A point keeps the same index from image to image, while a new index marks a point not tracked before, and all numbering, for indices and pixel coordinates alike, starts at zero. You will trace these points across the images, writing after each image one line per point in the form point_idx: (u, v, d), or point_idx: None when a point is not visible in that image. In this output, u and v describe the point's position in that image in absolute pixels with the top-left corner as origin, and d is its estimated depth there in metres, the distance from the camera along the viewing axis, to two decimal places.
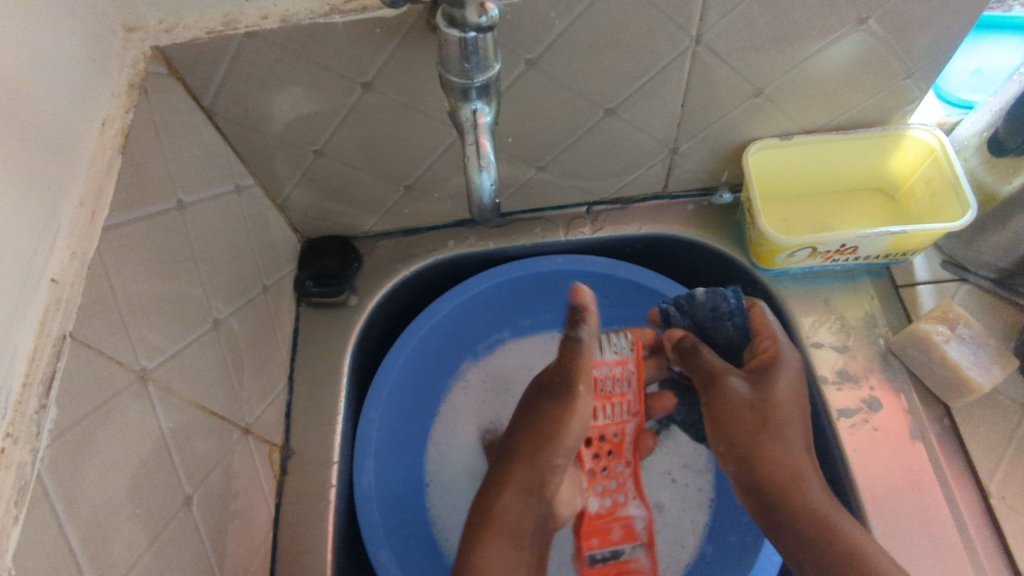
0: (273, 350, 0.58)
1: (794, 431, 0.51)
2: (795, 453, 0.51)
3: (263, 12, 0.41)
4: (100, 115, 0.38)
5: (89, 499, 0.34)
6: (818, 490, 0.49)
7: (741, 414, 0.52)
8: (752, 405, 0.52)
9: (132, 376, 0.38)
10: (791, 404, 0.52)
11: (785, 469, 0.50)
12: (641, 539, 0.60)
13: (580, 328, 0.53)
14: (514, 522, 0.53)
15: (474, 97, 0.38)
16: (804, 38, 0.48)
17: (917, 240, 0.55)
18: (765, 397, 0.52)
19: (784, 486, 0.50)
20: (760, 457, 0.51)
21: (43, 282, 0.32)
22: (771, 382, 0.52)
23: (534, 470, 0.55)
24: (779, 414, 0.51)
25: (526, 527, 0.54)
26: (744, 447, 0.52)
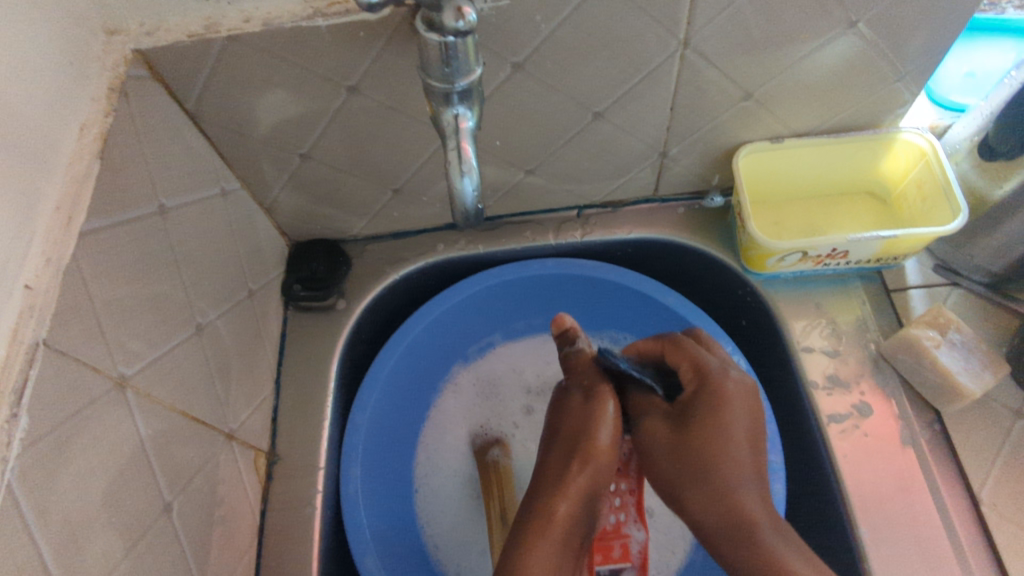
0: (259, 355, 0.57)
1: (727, 468, 0.44)
2: (732, 491, 0.43)
3: (245, 15, 0.40)
4: (79, 118, 0.37)
5: (63, 509, 0.33)
6: (763, 529, 0.42)
7: (666, 460, 0.47)
8: (672, 447, 0.46)
9: (110, 383, 0.38)
10: (720, 433, 0.45)
11: (716, 506, 0.43)
12: (633, 561, 0.56)
13: (577, 342, 0.56)
14: (565, 531, 0.46)
15: (455, 101, 0.37)
16: (792, 41, 0.47)
17: (908, 244, 0.55)
18: (686, 441, 0.45)
19: (736, 529, 0.42)
20: (691, 494, 0.45)
21: (16, 289, 0.32)
22: (693, 425, 0.46)
23: (589, 472, 0.48)
24: (704, 449, 0.45)
25: (574, 544, 0.47)
26: (679, 485, 0.46)
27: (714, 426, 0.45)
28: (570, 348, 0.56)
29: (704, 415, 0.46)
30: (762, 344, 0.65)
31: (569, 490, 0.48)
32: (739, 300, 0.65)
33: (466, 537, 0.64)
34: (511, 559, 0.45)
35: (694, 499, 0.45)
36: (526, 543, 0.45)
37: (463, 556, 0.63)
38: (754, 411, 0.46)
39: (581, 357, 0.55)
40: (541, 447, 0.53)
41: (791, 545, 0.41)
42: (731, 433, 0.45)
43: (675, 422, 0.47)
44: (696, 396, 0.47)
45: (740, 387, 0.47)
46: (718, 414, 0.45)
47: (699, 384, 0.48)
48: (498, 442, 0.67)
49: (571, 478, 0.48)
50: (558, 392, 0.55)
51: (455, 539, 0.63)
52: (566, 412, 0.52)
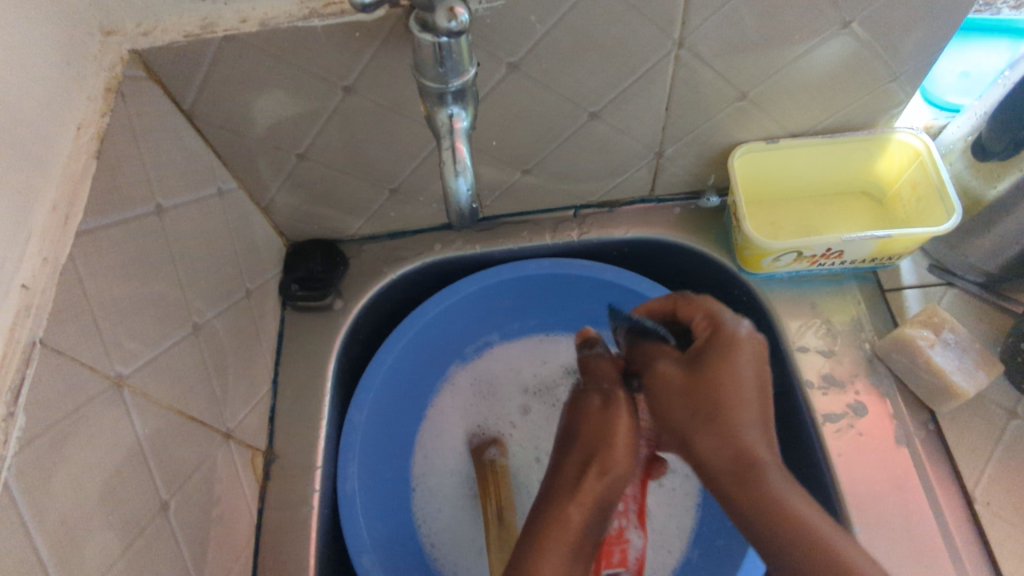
0: (256, 354, 0.58)
1: (735, 410, 0.42)
2: (740, 434, 0.41)
3: (242, 15, 0.41)
4: (76, 118, 0.37)
5: (60, 507, 0.33)
6: (770, 470, 0.40)
7: (675, 400, 0.44)
8: (684, 390, 0.44)
9: (107, 382, 0.38)
10: (731, 375, 0.43)
11: (727, 450, 0.41)
12: (630, 567, 0.55)
13: (597, 346, 0.55)
14: (578, 540, 0.44)
15: (450, 102, 0.38)
16: (787, 42, 0.47)
17: (902, 244, 0.55)
18: (699, 382, 0.43)
19: (742, 473, 0.40)
20: (701, 441, 0.42)
21: (14, 287, 0.32)
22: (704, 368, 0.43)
23: (604, 480, 0.46)
24: (716, 391, 0.42)
25: (587, 554, 0.44)
26: (688, 428, 0.43)
27: (725, 368, 0.43)
28: (588, 351, 0.55)
29: (716, 357, 0.44)
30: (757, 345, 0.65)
31: (583, 497, 0.45)
32: (735, 301, 0.65)
33: (462, 536, 0.64)
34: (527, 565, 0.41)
35: (704, 444, 0.42)
36: (540, 549, 0.42)
37: (460, 555, 0.63)
38: (762, 356, 0.44)
39: (602, 361, 0.53)
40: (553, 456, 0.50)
41: (797, 492, 0.39)
42: (741, 374, 0.43)
43: (686, 365, 0.45)
44: (709, 342, 0.45)
45: (750, 335, 0.45)
46: (731, 360, 0.43)
47: (711, 331, 0.46)
48: (494, 442, 0.66)
49: (584, 486, 0.46)
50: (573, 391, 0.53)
51: (452, 539, 0.63)
52: (582, 416, 0.50)
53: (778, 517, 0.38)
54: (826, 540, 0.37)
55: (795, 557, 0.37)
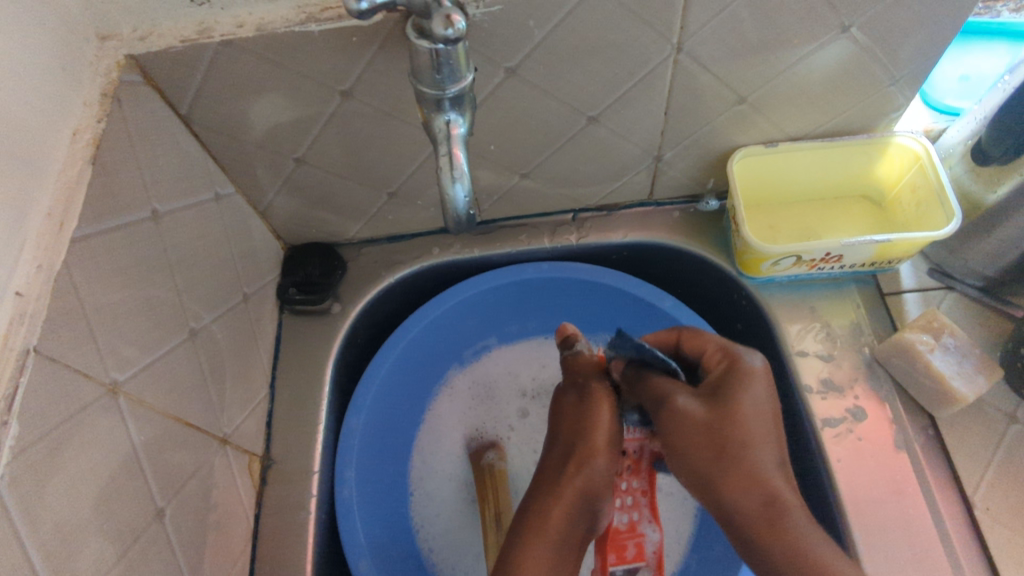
0: (253, 359, 0.57)
1: (756, 446, 0.42)
2: (765, 476, 0.42)
3: (238, 20, 0.40)
4: (71, 125, 0.37)
5: (54, 516, 0.33)
6: (794, 512, 0.41)
7: (692, 439, 0.44)
8: (708, 429, 0.43)
9: (102, 389, 0.38)
10: (745, 416, 0.43)
11: (757, 492, 0.41)
12: (648, 562, 0.54)
13: (577, 344, 0.57)
14: (559, 536, 0.47)
15: (447, 108, 0.37)
16: (786, 46, 0.47)
17: (902, 249, 0.55)
18: (722, 418, 0.43)
19: (768, 521, 0.41)
20: (731, 486, 0.42)
21: (7, 295, 0.32)
22: (724, 402, 0.44)
23: (586, 475, 0.48)
24: (739, 427, 0.42)
25: (571, 550, 0.47)
26: (714, 471, 0.43)
27: (744, 401, 0.43)
28: (568, 352, 0.56)
29: (730, 392, 0.44)
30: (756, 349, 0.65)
31: (567, 491, 0.48)
32: (734, 304, 0.65)
33: (461, 540, 0.64)
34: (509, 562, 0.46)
35: (730, 483, 0.42)
36: (521, 546, 0.46)
37: (459, 559, 0.63)
38: (773, 389, 0.45)
39: (581, 360, 0.56)
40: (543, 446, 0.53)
41: (822, 537, 0.40)
42: (759, 409, 0.43)
43: (706, 399, 0.44)
44: (725, 377, 0.45)
45: (763, 371, 0.46)
46: (750, 395, 0.44)
47: (727, 364, 0.46)
48: (492, 445, 0.66)
49: (568, 480, 0.48)
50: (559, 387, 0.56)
51: (450, 543, 0.63)
52: (566, 413, 0.52)
53: (802, 562, 0.39)
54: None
55: None
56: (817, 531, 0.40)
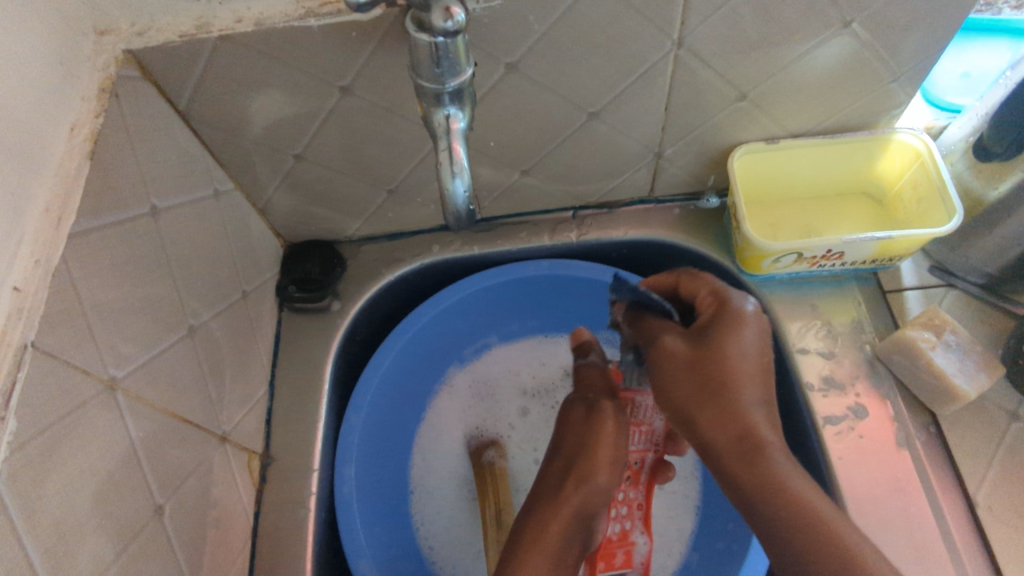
0: (252, 356, 0.57)
1: (743, 385, 0.42)
2: (746, 412, 0.42)
3: (237, 15, 0.40)
4: (68, 119, 0.37)
5: (52, 512, 0.33)
6: (776, 454, 0.41)
7: (680, 375, 0.44)
8: (688, 363, 0.44)
9: (100, 385, 0.37)
10: (734, 354, 0.42)
11: (733, 425, 0.42)
12: (635, 567, 0.59)
13: (589, 355, 0.57)
14: (558, 544, 0.48)
15: (447, 102, 0.37)
16: (787, 42, 0.47)
17: (904, 245, 0.55)
18: (704, 356, 0.43)
19: (745, 454, 0.41)
20: (704, 423, 0.43)
21: (5, 289, 0.32)
22: (709, 341, 0.43)
23: (588, 491, 0.50)
24: (720, 359, 0.42)
25: (570, 554, 0.48)
26: (691, 405, 0.43)
27: (729, 343, 0.43)
28: (582, 360, 0.58)
29: (721, 333, 0.43)
30: None
31: (570, 500, 0.50)
32: None
33: (461, 538, 0.64)
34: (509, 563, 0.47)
35: (709, 419, 0.42)
36: (525, 553, 0.47)
37: (459, 558, 0.63)
38: (767, 334, 0.44)
39: (591, 370, 0.56)
40: (547, 476, 0.53)
41: (802, 476, 0.41)
42: (747, 347, 0.43)
43: (693, 341, 0.44)
44: (711, 323, 0.45)
45: (758, 314, 0.45)
46: (736, 337, 0.43)
47: (716, 309, 0.45)
48: (492, 443, 0.66)
49: (574, 493, 0.50)
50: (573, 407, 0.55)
51: (450, 541, 0.63)
52: (570, 421, 0.54)
53: (779, 502, 0.40)
54: (835, 531, 0.38)
55: (775, 514, 0.40)
56: (797, 470, 0.40)
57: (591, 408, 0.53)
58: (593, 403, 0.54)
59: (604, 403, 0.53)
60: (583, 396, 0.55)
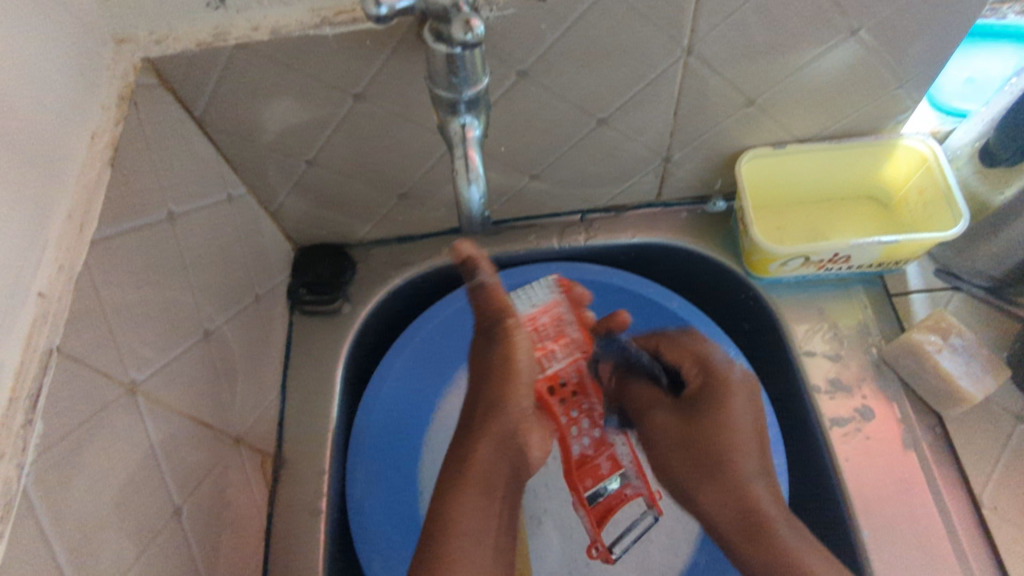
0: (264, 359, 0.58)
1: (739, 457, 0.51)
2: (744, 486, 0.50)
3: (254, 24, 0.41)
4: (89, 128, 0.38)
5: (77, 514, 0.34)
6: (783, 527, 0.48)
7: (675, 452, 0.54)
8: (681, 446, 0.54)
9: (121, 389, 0.38)
10: (726, 418, 0.52)
11: (734, 501, 0.50)
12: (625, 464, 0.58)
13: (477, 275, 0.53)
14: (487, 471, 0.51)
15: (462, 111, 0.38)
16: (795, 49, 0.48)
17: (909, 249, 0.55)
18: (701, 427, 0.53)
19: (748, 530, 0.49)
20: (712, 504, 0.51)
21: (30, 296, 0.33)
22: (703, 424, 0.53)
23: (505, 418, 0.52)
24: (724, 439, 0.51)
25: (497, 485, 0.50)
26: (693, 481, 0.53)
27: (721, 413, 0.52)
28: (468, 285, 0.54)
29: (710, 409, 0.53)
30: (766, 350, 0.65)
31: (490, 430, 0.52)
32: (743, 304, 0.65)
33: None
34: (440, 513, 0.48)
35: (709, 501, 0.52)
36: (457, 484, 0.49)
37: None
38: (752, 393, 0.53)
39: (484, 297, 0.53)
40: (465, 411, 0.54)
41: (788, 525, 0.48)
42: (738, 423, 0.52)
43: (683, 415, 0.54)
44: (704, 388, 0.54)
45: (742, 379, 0.54)
46: (731, 403, 0.52)
47: (704, 377, 0.55)
48: None
49: (489, 420, 0.52)
50: (483, 338, 0.55)
51: None
52: (481, 361, 0.55)
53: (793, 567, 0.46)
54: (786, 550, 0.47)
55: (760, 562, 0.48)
56: (801, 539, 0.47)
57: (497, 338, 0.53)
58: (496, 333, 0.54)
59: (511, 334, 0.54)
60: (484, 327, 0.55)
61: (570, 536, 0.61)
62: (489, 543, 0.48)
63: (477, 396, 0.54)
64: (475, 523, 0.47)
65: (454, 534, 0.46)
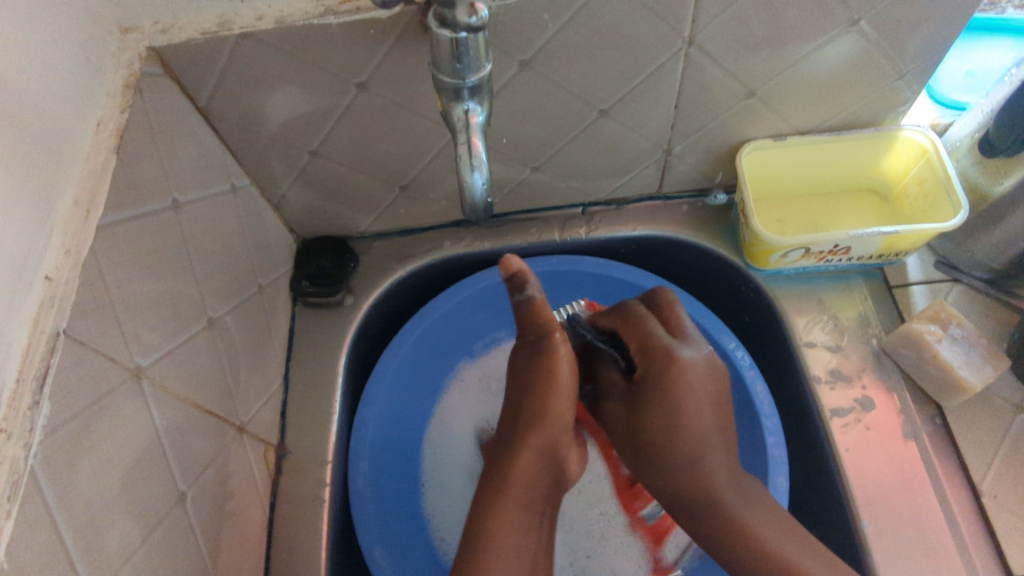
0: (268, 350, 0.58)
1: (692, 420, 0.46)
2: (699, 463, 0.46)
3: (258, 13, 0.41)
4: (96, 114, 0.38)
5: (84, 496, 0.34)
6: (727, 497, 0.46)
7: (625, 432, 0.49)
8: (630, 429, 0.48)
9: (126, 374, 0.38)
10: (678, 401, 0.46)
11: (687, 476, 0.46)
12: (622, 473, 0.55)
13: (525, 290, 0.47)
14: (525, 490, 0.45)
15: (466, 97, 0.38)
16: (795, 40, 0.48)
17: (909, 241, 0.55)
18: (643, 414, 0.47)
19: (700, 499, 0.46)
20: (653, 475, 0.48)
21: (38, 279, 0.33)
22: (650, 397, 0.47)
23: (546, 432, 0.45)
24: (658, 400, 0.46)
25: (536, 500, 0.45)
26: (655, 459, 0.47)
27: (668, 388, 0.46)
28: (518, 296, 0.47)
29: (659, 393, 0.46)
30: (763, 341, 0.66)
31: (530, 446, 0.45)
32: (743, 297, 0.66)
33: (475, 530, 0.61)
34: (477, 523, 0.43)
35: (659, 481, 0.48)
36: (494, 504, 0.44)
37: None
38: (711, 382, 0.47)
39: (528, 312, 0.47)
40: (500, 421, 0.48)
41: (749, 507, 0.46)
42: (697, 393, 0.46)
43: (627, 401, 0.49)
44: (652, 372, 0.47)
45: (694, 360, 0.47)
46: (671, 385, 0.46)
47: (647, 365, 0.47)
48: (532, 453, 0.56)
49: (529, 435, 0.45)
50: (524, 352, 0.47)
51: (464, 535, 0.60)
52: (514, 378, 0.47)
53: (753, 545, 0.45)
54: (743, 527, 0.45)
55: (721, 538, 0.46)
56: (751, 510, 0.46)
57: (541, 355, 0.46)
58: (541, 348, 0.46)
59: (557, 362, 0.45)
60: (533, 341, 0.47)
61: (571, 527, 0.62)
62: (528, 556, 0.44)
63: (510, 406, 0.47)
64: (512, 541, 0.43)
65: (489, 558, 0.41)
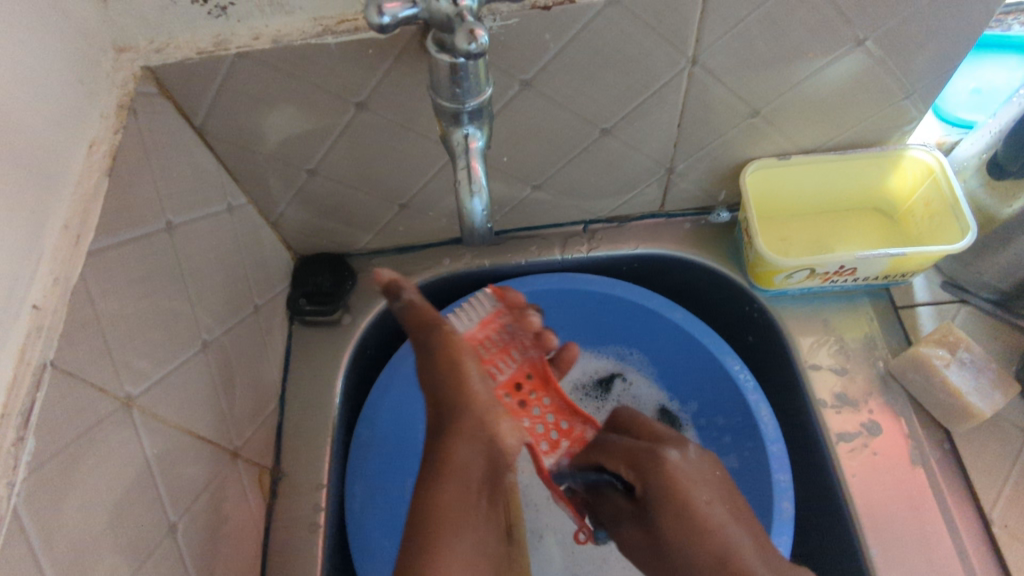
0: (263, 370, 0.57)
1: (689, 496, 0.47)
2: (715, 535, 0.46)
3: (255, 32, 0.40)
4: (88, 137, 0.37)
5: (69, 534, 0.33)
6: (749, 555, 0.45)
7: (654, 552, 0.48)
8: (651, 544, 0.49)
9: (116, 403, 0.37)
10: (683, 492, 0.47)
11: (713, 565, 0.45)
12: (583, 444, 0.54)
13: (402, 295, 0.47)
14: (463, 474, 0.44)
15: (465, 122, 0.38)
16: (799, 60, 0.47)
17: (915, 263, 0.55)
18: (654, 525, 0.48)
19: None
20: (682, 568, 0.47)
21: (24, 309, 0.32)
22: (657, 513, 0.48)
23: (473, 414, 0.45)
24: (665, 504, 0.47)
25: (475, 484, 0.44)
26: (674, 570, 0.47)
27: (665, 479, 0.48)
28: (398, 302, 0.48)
29: (661, 490, 0.48)
30: (768, 361, 0.65)
31: (466, 432, 0.45)
32: (747, 317, 0.65)
33: None
34: (417, 517, 0.42)
35: (689, 570, 0.46)
36: (436, 485, 0.43)
37: None
38: (699, 466, 0.49)
39: (416, 312, 0.47)
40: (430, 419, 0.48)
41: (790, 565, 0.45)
42: (683, 475, 0.48)
43: (640, 522, 0.49)
44: (645, 476, 0.49)
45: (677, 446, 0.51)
46: (671, 479, 0.48)
47: (643, 481, 0.49)
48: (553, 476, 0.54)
49: (457, 424, 0.45)
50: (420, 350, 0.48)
51: None
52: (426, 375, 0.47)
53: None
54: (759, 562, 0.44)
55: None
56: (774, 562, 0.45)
57: (441, 350, 0.46)
58: (437, 342, 0.46)
59: (459, 356, 0.46)
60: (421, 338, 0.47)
61: (571, 551, 0.60)
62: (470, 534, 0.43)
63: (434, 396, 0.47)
64: (452, 523, 0.42)
65: (441, 538, 0.41)
